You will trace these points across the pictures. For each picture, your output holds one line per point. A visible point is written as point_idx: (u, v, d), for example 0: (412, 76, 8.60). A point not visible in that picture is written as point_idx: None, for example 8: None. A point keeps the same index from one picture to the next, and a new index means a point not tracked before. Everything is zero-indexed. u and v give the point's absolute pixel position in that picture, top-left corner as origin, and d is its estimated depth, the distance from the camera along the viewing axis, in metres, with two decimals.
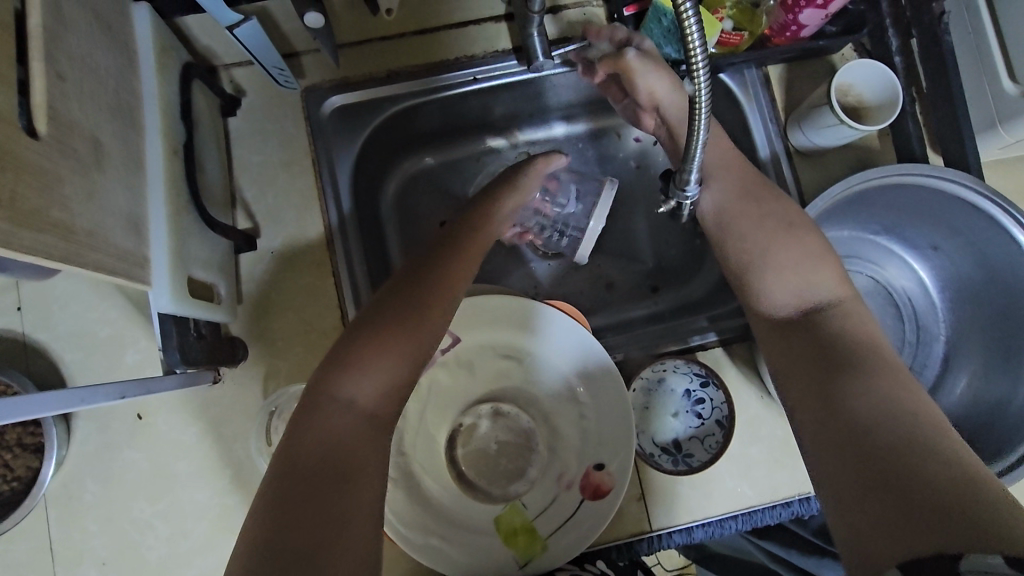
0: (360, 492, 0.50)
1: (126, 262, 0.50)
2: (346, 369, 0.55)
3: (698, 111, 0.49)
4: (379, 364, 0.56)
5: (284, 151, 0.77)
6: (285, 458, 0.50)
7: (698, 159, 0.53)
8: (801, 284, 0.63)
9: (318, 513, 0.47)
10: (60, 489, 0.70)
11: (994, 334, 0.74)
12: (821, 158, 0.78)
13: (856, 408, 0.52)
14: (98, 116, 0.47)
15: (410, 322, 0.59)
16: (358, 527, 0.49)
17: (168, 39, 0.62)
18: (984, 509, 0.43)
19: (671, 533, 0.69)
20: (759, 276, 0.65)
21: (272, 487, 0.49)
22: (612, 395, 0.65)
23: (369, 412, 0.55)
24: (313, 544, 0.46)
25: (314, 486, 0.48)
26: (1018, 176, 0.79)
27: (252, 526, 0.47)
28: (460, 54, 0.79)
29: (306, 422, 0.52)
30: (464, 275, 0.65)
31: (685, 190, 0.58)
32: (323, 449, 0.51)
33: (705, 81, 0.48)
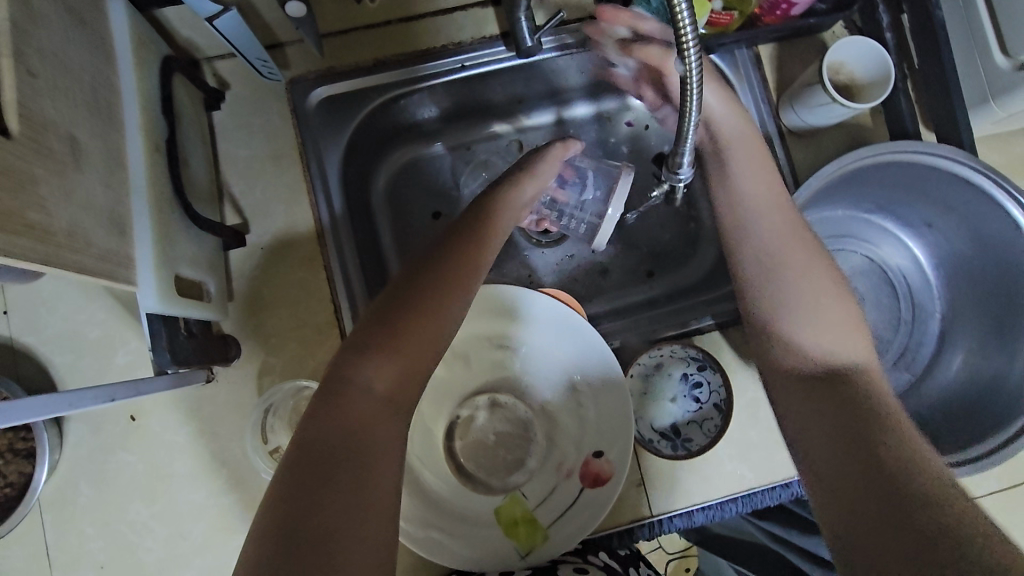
0: (376, 480, 0.50)
1: (109, 263, 0.49)
2: (365, 354, 0.54)
3: (688, 91, 0.49)
4: (400, 349, 0.55)
5: (270, 145, 0.75)
6: (301, 443, 0.50)
7: (690, 138, 0.54)
8: (828, 332, 0.58)
9: (331, 502, 0.47)
10: (54, 493, 0.69)
11: (990, 310, 0.74)
12: (814, 137, 0.78)
13: (885, 462, 0.48)
14: (74, 113, 0.46)
15: (431, 306, 0.57)
16: (372, 517, 0.48)
17: (146, 32, 0.60)
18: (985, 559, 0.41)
19: (671, 518, 0.69)
20: (788, 322, 0.59)
21: (286, 472, 0.48)
22: (609, 383, 0.65)
23: (388, 398, 0.54)
24: (326, 533, 0.46)
25: (329, 474, 0.48)
26: (1011, 151, 0.79)
27: (266, 511, 0.47)
28: (447, 41, 0.78)
29: (324, 408, 0.51)
30: (486, 255, 0.62)
31: (679, 172, 0.59)
32: (341, 436, 0.50)
33: (696, 61, 0.47)
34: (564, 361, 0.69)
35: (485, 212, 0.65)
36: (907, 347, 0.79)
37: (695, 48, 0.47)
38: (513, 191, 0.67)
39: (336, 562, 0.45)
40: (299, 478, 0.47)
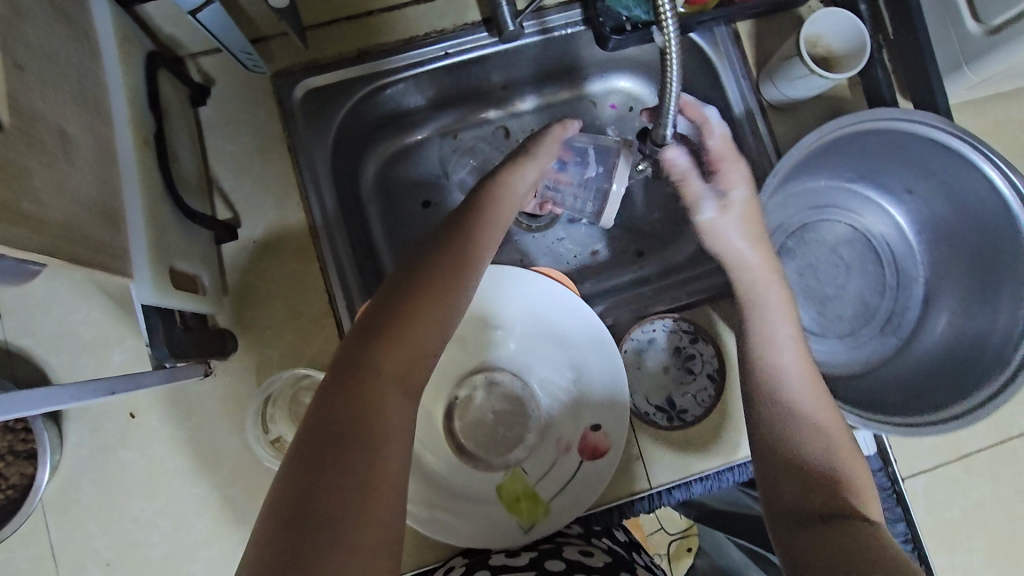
0: (385, 461, 0.50)
1: (104, 255, 0.49)
2: (371, 339, 0.54)
3: (669, 63, 0.50)
4: (408, 333, 0.54)
5: (258, 139, 0.76)
6: (309, 428, 0.50)
7: (673, 111, 0.56)
8: (827, 453, 0.56)
9: (340, 482, 0.47)
10: (56, 493, 0.69)
11: (971, 271, 0.76)
12: (794, 110, 0.79)
13: (864, 556, 0.48)
14: (63, 107, 0.46)
15: (435, 291, 0.57)
16: (381, 497, 0.48)
17: (130, 28, 0.60)
18: None
19: (671, 490, 0.70)
20: (792, 429, 0.58)
21: (296, 454, 0.48)
22: (604, 356, 0.66)
23: (395, 380, 0.53)
24: (335, 512, 0.46)
25: (337, 455, 0.48)
26: (987, 117, 0.81)
27: (275, 491, 0.47)
28: (429, 28, 0.78)
29: (332, 391, 0.51)
30: (488, 241, 0.63)
31: (663, 142, 0.62)
32: (348, 417, 0.50)
33: (675, 32, 0.49)
34: (560, 337, 0.69)
35: (486, 198, 0.65)
36: (893, 312, 0.82)
37: (673, 20, 0.48)
38: (514, 175, 0.66)
39: (345, 541, 0.45)
40: (308, 459, 0.48)
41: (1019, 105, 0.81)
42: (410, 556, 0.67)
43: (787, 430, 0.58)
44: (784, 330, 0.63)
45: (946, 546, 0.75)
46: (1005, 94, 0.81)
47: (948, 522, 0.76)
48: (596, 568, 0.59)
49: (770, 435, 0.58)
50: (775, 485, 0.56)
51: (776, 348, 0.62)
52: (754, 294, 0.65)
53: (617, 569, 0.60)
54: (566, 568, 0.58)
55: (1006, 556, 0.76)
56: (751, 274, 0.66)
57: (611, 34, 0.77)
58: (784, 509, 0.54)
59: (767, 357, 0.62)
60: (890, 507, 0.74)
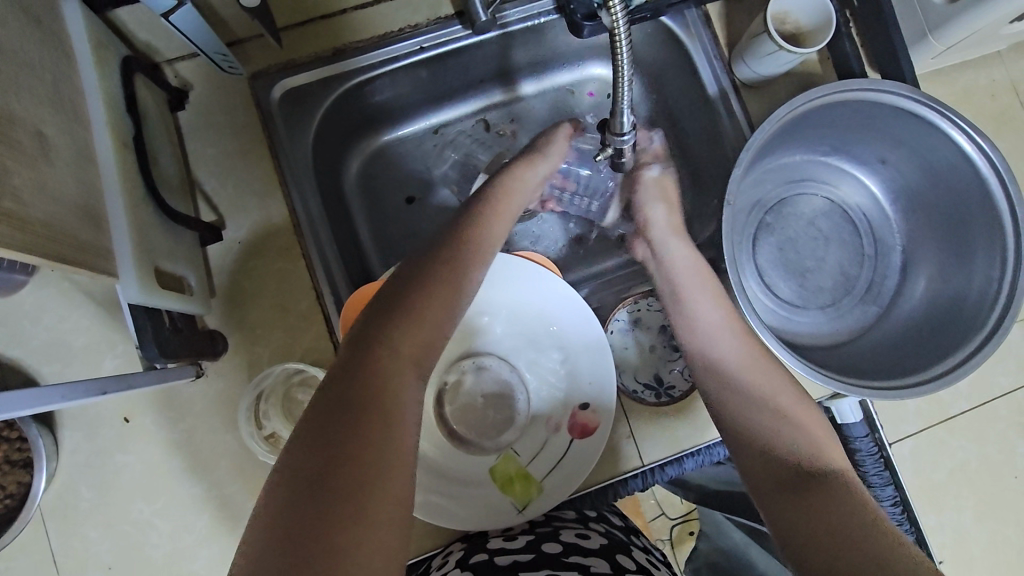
0: (403, 435, 0.49)
1: (87, 254, 0.50)
2: (393, 315, 0.54)
3: (618, 46, 0.51)
4: (425, 317, 0.56)
5: (238, 141, 0.76)
6: (326, 401, 0.48)
7: (629, 98, 0.56)
8: (800, 437, 0.59)
9: (362, 450, 0.45)
10: (55, 500, 0.70)
11: (945, 237, 0.78)
12: (766, 87, 0.80)
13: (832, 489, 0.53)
14: (38, 108, 0.47)
15: (453, 276, 0.59)
16: (398, 471, 0.47)
17: (104, 33, 0.61)
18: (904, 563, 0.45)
19: (663, 467, 0.71)
20: (755, 396, 0.63)
21: (311, 423, 0.46)
22: (590, 337, 0.68)
23: (414, 358, 0.54)
24: (356, 480, 0.44)
25: (358, 422, 0.47)
26: (954, 85, 0.82)
27: (287, 460, 0.45)
28: (402, 24, 0.79)
29: (351, 364, 0.51)
30: (495, 232, 0.65)
31: (621, 133, 0.61)
32: (370, 387, 0.49)
33: (622, 13, 0.49)
34: (547, 320, 0.71)
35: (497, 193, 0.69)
36: (872, 282, 0.84)
37: (620, 2, 0.48)
38: (526, 172, 0.72)
39: (365, 511, 0.43)
40: (326, 427, 0.46)
41: (984, 73, 0.83)
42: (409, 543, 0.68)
43: (754, 424, 0.61)
44: (716, 319, 0.69)
45: (935, 507, 0.77)
46: (970, 62, 0.83)
47: (936, 483, 0.77)
48: (593, 550, 0.59)
49: (742, 438, 0.61)
50: (765, 487, 0.57)
51: (712, 334, 0.69)
52: (682, 287, 0.73)
53: (613, 550, 0.59)
54: (563, 550, 0.58)
55: (994, 513, 0.78)
56: (681, 265, 0.74)
57: (583, 21, 0.77)
58: (772, 508, 0.55)
59: (706, 346, 0.69)
60: (877, 472, 0.75)
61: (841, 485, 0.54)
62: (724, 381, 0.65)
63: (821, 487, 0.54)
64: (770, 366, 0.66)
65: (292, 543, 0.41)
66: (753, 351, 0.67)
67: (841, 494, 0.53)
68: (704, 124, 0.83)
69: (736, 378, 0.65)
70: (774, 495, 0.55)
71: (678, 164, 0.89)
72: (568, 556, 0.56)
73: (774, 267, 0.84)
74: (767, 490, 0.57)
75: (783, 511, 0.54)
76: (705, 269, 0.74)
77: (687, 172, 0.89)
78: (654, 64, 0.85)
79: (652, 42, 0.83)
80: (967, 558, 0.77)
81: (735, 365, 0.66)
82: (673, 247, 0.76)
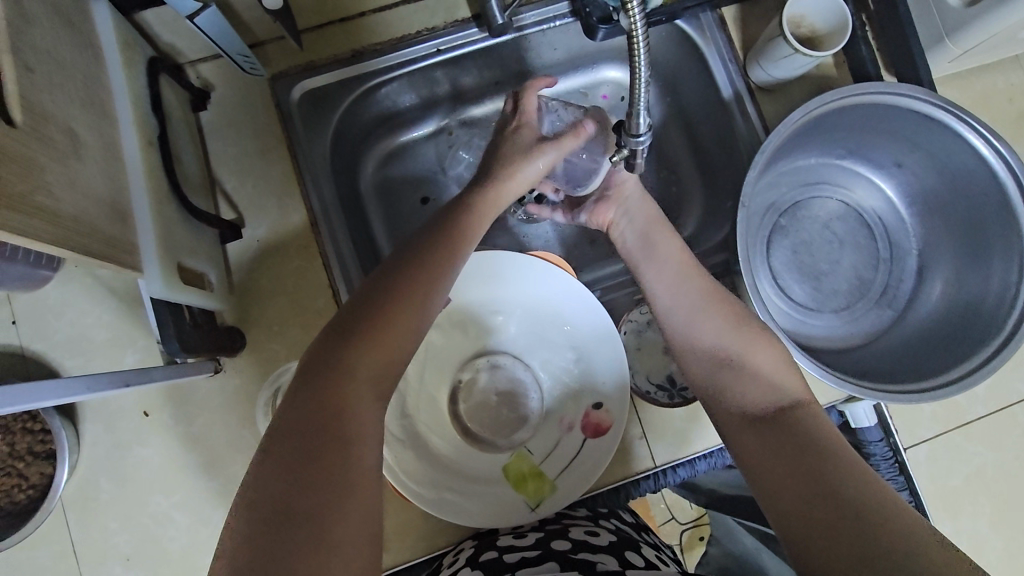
0: (363, 458, 0.48)
1: (114, 248, 0.51)
2: (353, 334, 0.53)
3: (635, 48, 0.51)
4: (387, 330, 0.54)
5: (257, 141, 0.77)
6: (284, 429, 0.48)
7: (645, 99, 0.56)
8: (770, 392, 0.59)
9: (321, 479, 0.45)
10: (75, 492, 0.71)
11: (963, 240, 0.78)
12: (781, 91, 0.81)
13: (814, 441, 0.53)
14: (70, 107, 0.49)
15: (414, 288, 0.57)
16: (362, 494, 0.46)
17: (131, 35, 0.63)
18: (883, 515, 0.46)
19: (675, 468, 0.72)
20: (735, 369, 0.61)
21: (271, 454, 0.46)
22: (603, 338, 0.68)
23: (372, 379, 0.53)
24: (316, 510, 0.44)
25: (316, 448, 0.46)
26: (970, 89, 0.82)
27: (249, 492, 0.45)
28: (420, 27, 0.80)
29: (308, 388, 0.50)
30: (467, 241, 0.63)
31: (636, 134, 0.61)
32: (325, 415, 0.48)
33: (640, 15, 0.49)
34: (561, 320, 0.71)
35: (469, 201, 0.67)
36: (888, 285, 0.83)
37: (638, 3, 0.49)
38: (505, 183, 0.69)
39: (328, 537, 0.43)
40: (284, 459, 0.46)
41: (1002, 76, 0.82)
42: (423, 540, 0.69)
43: (734, 389, 0.60)
44: (671, 270, 0.69)
45: (950, 513, 0.76)
46: (988, 66, 0.82)
47: (951, 488, 0.76)
48: (602, 546, 0.59)
49: (712, 392, 0.62)
50: (737, 432, 0.58)
51: (671, 294, 0.67)
52: (644, 250, 0.72)
53: (622, 547, 0.60)
54: (573, 546, 0.58)
55: (1010, 520, 0.77)
56: (644, 224, 0.74)
57: (598, 24, 0.78)
58: (743, 451, 0.56)
59: (672, 310, 0.66)
60: (892, 476, 0.75)
61: (814, 429, 0.54)
62: (687, 346, 0.65)
63: (793, 431, 0.55)
64: (743, 325, 0.64)
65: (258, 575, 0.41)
66: (710, 300, 0.66)
67: (815, 437, 0.53)
68: (718, 127, 0.83)
69: (705, 348, 0.64)
70: (747, 441, 0.57)
71: (692, 166, 0.90)
72: (577, 552, 0.57)
73: (788, 270, 0.84)
74: (740, 435, 0.58)
75: (755, 456, 0.55)
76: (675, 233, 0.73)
77: (700, 175, 0.89)
78: (668, 66, 0.85)
79: (668, 45, 0.83)
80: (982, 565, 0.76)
81: (691, 316, 0.65)
82: (636, 208, 0.76)
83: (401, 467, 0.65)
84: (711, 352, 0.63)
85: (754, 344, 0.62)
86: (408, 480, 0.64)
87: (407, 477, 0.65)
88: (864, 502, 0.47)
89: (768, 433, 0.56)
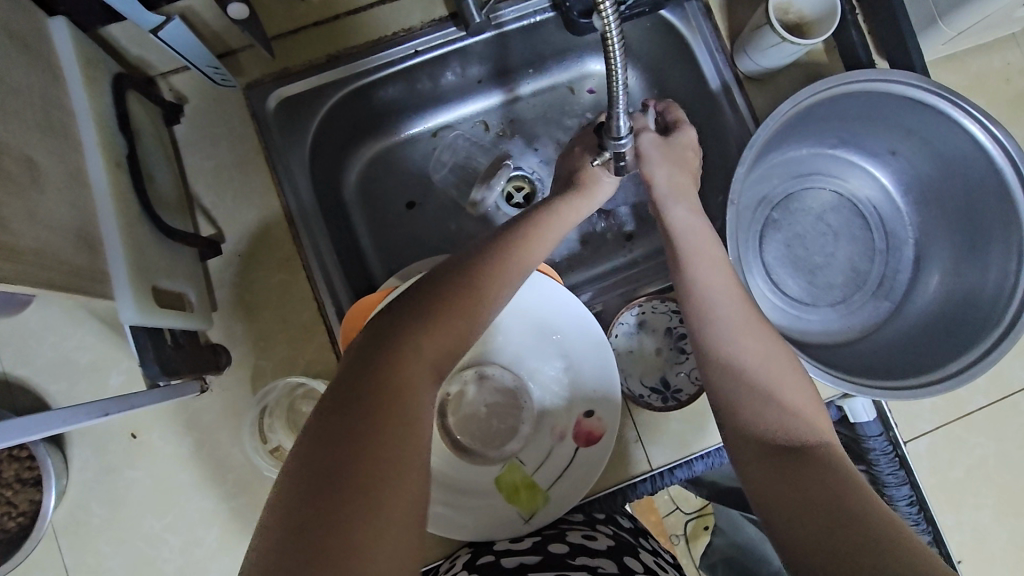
0: (420, 441, 0.45)
1: (80, 278, 0.50)
2: (426, 309, 0.50)
3: (611, 49, 0.48)
4: (461, 309, 0.51)
5: (234, 152, 0.75)
6: (346, 393, 0.45)
7: (622, 104, 0.54)
8: (794, 420, 0.56)
9: (383, 448, 0.43)
10: (66, 517, 0.70)
11: (958, 231, 0.76)
12: (770, 80, 0.78)
13: (827, 469, 0.51)
14: (28, 136, 0.48)
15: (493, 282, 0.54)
16: (417, 477, 0.44)
17: (95, 52, 0.61)
18: (896, 548, 0.44)
19: (672, 470, 0.71)
20: (762, 394, 0.57)
21: (330, 415, 0.44)
22: (590, 346, 0.67)
23: (437, 360, 0.49)
24: (375, 479, 0.42)
25: (375, 420, 0.44)
26: (967, 70, 0.80)
27: (306, 449, 0.43)
28: (397, 28, 0.77)
29: (373, 358, 0.47)
30: (543, 242, 0.60)
31: (617, 137, 0.59)
32: (391, 387, 0.46)
33: (614, 15, 0.47)
34: (550, 329, 0.70)
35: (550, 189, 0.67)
36: (884, 276, 0.82)
37: (611, 4, 0.46)
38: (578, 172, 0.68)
39: (380, 510, 0.41)
40: (344, 422, 0.44)
41: (999, 56, 0.80)
42: None
43: (749, 416, 0.57)
44: (719, 286, 0.63)
45: (953, 505, 0.75)
46: (984, 46, 0.80)
47: (954, 480, 0.75)
48: (600, 550, 0.58)
49: (729, 412, 0.58)
50: (750, 456, 0.55)
51: (714, 307, 0.62)
52: (679, 249, 0.67)
53: (621, 552, 0.58)
54: (569, 551, 0.57)
55: (1015, 510, 0.76)
56: (691, 232, 0.67)
57: (579, 18, 0.77)
58: (755, 483, 0.54)
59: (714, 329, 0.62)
60: (892, 471, 0.74)
61: (829, 459, 0.52)
62: (710, 364, 0.61)
63: (807, 455, 0.53)
64: (768, 341, 0.61)
65: (298, 546, 0.39)
66: (755, 323, 0.61)
67: (827, 465, 0.52)
68: (708, 120, 0.81)
69: (744, 359, 0.59)
70: (761, 468, 0.54)
71: None
72: (574, 557, 0.55)
73: (782, 264, 0.82)
74: (752, 460, 0.55)
75: (766, 482, 0.53)
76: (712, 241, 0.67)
77: None
78: (656, 58, 0.84)
79: (654, 37, 0.81)
80: (987, 555, 0.75)
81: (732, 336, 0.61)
82: (683, 216, 0.68)
83: None
84: (735, 369, 0.59)
85: (780, 364, 0.59)
86: None
87: None
88: (874, 532, 0.45)
89: (778, 460, 0.53)
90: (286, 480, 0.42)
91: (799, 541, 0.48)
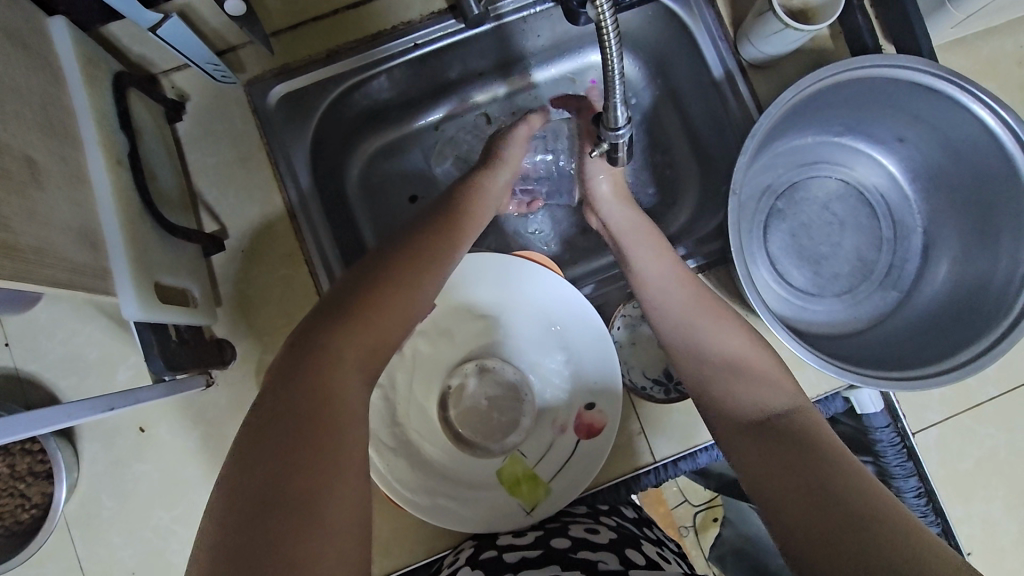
0: (352, 443, 0.45)
1: (82, 275, 0.51)
2: (339, 319, 0.51)
3: (606, 39, 0.48)
4: (378, 318, 0.52)
5: (235, 149, 0.76)
6: (267, 410, 0.45)
7: (620, 94, 0.54)
8: (771, 391, 0.57)
9: (311, 456, 0.43)
10: (78, 509, 0.72)
11: (970, 219, 0.75)
12: (775, 67, 0.77)
13: (811, 447, 0.51)
14: (29, 136, 0.48)
15: (401, 289, 0.55)
16: (349, 479, 0.44)
17: (94, 51, 0.61)
18: (886, 521, 0.43)
19: (676, 462, 0.70)
20: (739, 376, 0.59)
21: (249, 436, 0.44)
22: (591, 338, 0.67)
23: (362, 364, 0.50)
24: (306, 488, 0.41)
25: (298, 429, 0.43)
26: (977, 56, 0.78)
27: (231, 472, 0.42)
28: (396, 21, 0.77)
29: (290, 371, 0.47)
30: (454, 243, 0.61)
31: (615, 128, 0.58)
32: (312, 396, 0.46)
33: (608, 4, 0.46)
34: (548, 320, 0.70)
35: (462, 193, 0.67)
36: (891, 266, 0.81)
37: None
38: (488, 178, 0.69)
39: (314, 516, 0.41)
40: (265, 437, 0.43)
41: (1011, 40, 0.78)
42: (422, 544, 0.69)
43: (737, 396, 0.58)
44: (663, 273, 0.67)
45: (962, 498, 0.74)
46: (996, 30, 0.78)
47: (962, 473, 0.74)
48: (602, 543, 0.57)
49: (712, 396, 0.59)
50: (737, 442, 0.55)
51: (659, 288, 0.66)
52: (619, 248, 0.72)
53: (623, 544, 0.58)
54: (572, 545, 0.57)
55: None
56: (622, 229, 0.73)
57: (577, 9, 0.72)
58: (742, 464, 0.53)
59: (658, 310, 0.66)
60: (900, 463, 0.73)
61: (814, 433, 0.52)
62: (681, 353, 0.63)
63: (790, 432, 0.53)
64: (739, 330, 0.63)
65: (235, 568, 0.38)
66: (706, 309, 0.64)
67: (810, 443, 0.51)
68: (711, 109, 0.80)
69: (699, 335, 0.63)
70: (748, 446, 0.54)
71: (687, 150, 0.87)
72: (576, 552, 0.55)
73: (785, 255, 0.81)
74: (740, 443, 0.55)
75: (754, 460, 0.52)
76: (657, 238, 0.71)
77: (697, 159, 0.86)
78: (658, 47, 0.83)
79: (655, 26, 0.80)
80: (997, 548, 0.75)
81: (676, 316, 0.65)
82: (616, 214, 0.74)
83: (395, 476, 0.64)
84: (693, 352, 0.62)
85: (755, 351, 0.61)
86: (402, 488, 0.64)
87: (401, 485, 0.64)
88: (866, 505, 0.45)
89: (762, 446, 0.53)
90: (215, 509, 0.41)
91: (791, 524, 0.47)
